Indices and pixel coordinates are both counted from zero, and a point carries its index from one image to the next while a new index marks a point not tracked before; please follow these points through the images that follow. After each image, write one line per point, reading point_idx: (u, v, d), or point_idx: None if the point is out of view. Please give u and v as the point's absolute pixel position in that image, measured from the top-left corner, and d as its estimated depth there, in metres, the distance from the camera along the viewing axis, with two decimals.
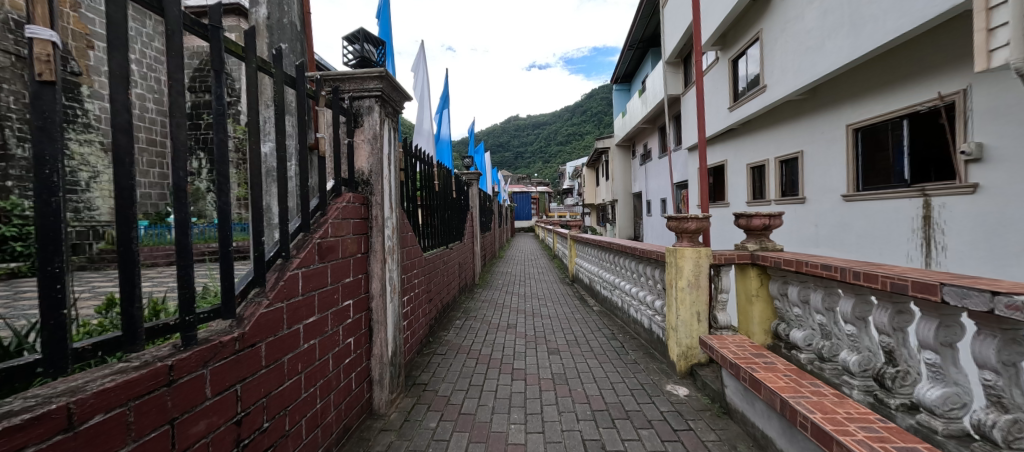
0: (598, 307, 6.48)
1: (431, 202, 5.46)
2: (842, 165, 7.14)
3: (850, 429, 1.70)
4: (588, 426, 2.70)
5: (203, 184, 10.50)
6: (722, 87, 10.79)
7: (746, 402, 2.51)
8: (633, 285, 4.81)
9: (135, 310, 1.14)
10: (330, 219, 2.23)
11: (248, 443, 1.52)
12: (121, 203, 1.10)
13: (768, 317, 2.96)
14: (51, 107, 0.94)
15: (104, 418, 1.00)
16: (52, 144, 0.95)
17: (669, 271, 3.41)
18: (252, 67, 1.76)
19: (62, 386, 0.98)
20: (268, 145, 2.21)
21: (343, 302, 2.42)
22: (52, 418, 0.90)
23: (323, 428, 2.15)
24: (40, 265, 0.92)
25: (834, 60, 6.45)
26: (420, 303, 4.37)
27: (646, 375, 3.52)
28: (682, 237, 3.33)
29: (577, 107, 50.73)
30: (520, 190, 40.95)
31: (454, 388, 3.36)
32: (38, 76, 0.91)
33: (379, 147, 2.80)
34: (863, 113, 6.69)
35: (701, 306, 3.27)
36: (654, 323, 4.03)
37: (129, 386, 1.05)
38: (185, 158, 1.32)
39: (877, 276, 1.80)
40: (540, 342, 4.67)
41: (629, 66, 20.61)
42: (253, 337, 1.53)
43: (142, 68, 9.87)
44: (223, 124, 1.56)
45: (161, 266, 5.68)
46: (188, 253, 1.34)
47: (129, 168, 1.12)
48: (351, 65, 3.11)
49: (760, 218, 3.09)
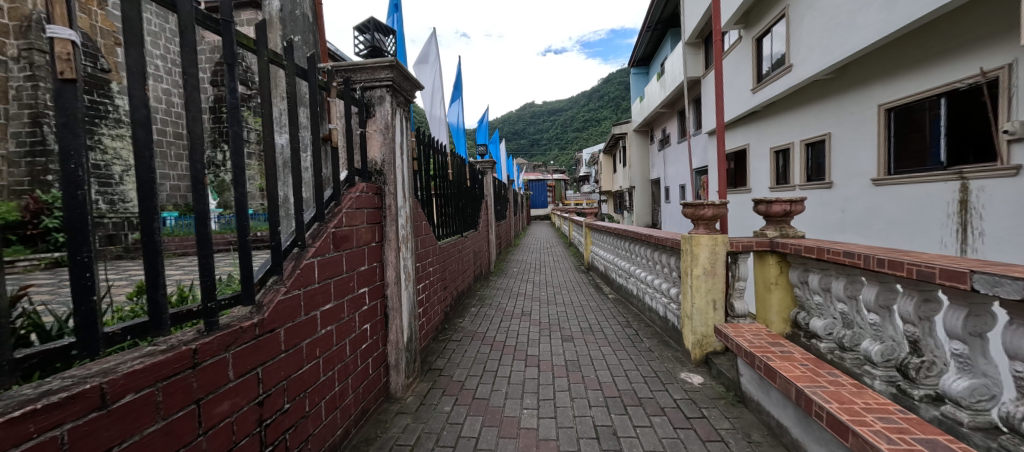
0: (613, 295, 6.48)
1: (445, 192, 5.49)
2: (872, 148, 6.85)
3: (868, 420, 1.67)
4: (600, 412, 2.73)
5: (226, 175, 10.82)
6: (745, 68, 10.41)
7: (761, 391, 2.49)
8: (648, 273, 4.77)
9: (160, 296, 1.20)
10: (344, 209, 2.28)
11: (270, 423, 1.60)
12: (144, 196, 1.16)
13: (787, 305, 2.90)
14: (73, 103, 0.99)
15: (135, 398, 1.07)
16: (76, 139, 0.99)
17: (684, 258, 3.37)
18: (264, 59, 1.77)
19: (96, 367, 1.04)
20: (283, 137, 2.26)
21: (358, 289, 2.48)
22: (87, 396, 0.96)
23: (341, 410, 2.24)
24: (69, 255, 0.98)
25: (866, 37, 6.14)
26: (435, 290, 4.45)
27: (660, 362, 3.52)
28: (699, 224, 3.27)
29: (593, 93, 49.84)
30: (536, 178, 40.77)
31: (468, 373, 3.43)
32: (60, 75, 0.95)
33: (391, 137, 2.83)
34: (895, 92, 6.38)
35: (717, 294, 3.23)
36: (669, 311, 4.01)
37: (156, 369, 1.11)
38: (201, 150, 1.37)
39: (902, 263, 1.74)
40: (554, 329, 4.71)
41: (647, 48, 20.02)
42: (272, 323, 1.60)
43: (167, 63, 10.15)
44: (238, 117, 1.60)
45: (189, 255, 5.93)
46: (209, 243, 1.40)
47: (148, 163, 1.16)
48: (363, 55, 3.12)
49: (780, 204, 2.99)
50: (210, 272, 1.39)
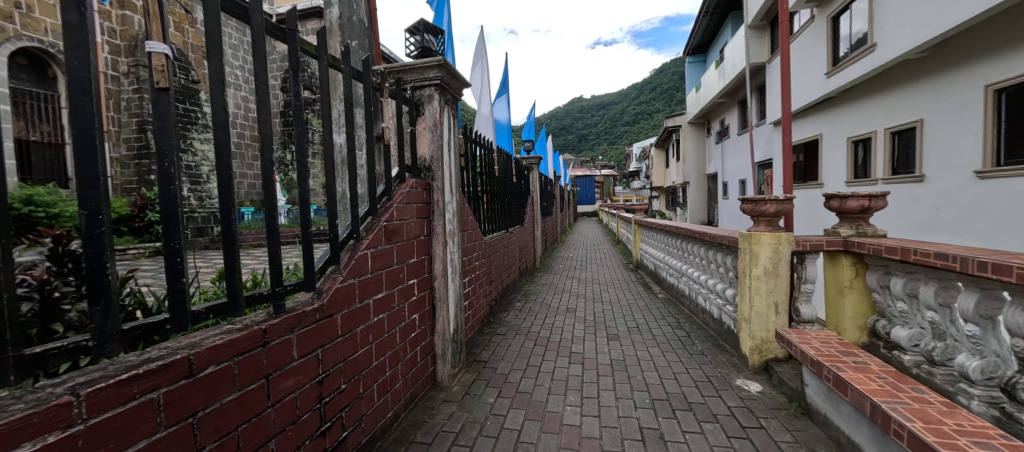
0: (663, 294, 6.23)
1: (491, 188, 5.58)
2: (976, 135, 6.00)
3: (960, 443, 1.49)
4: (646, 414, 2.66)
5: (293, 174, 11.73)
6: (818, 50, 9.51)
7: (830, 404, 2.29)
8: (702, 272, 4.54)
9: (236, 280, 1.33)
10: (395, 203, 2.40)
11: (329, 401, 1.72)
12: (223, 191, 1.29)
13: (864, 312, 2.63)
14: (166, 109, 1.13)
15: (215, 369, 1.19)
16: (169, 141, 1.14)
17: (743, 257, 3.17)
18: (324, 63, 1.90)
19: (184, 341, 1.18)
20: (341, 136, 2.42)
21: (408, 281, 2.60)
22: (177, 365, 1.09)
23: (392, 394, 2.37)
24: (164, 242, 1.12)
25: (971, 7, 5.37)
26: (481, 284, 4.55)
27: (714, 367, 3.35)
28: (759, 220, 3.07)
29: (644, 84, 48.01)
30: (583, 174, 40.11)
31: (512, 367, 3.48)
32: (157, 84, 1.09)
33: (439, 134, 2.92)
34: (1008, 69, 5.53)
35: (780, 297, 3.01)
36: (725, 313, 3.80)
37: (231, 344, 1.23)
38: (271, 150, 1.50)
39: (1011, 268, 1.53)
40: (600, 328, 4.63)
41: (704, 35, 18.93)
42: (330, 309, 1.72)
43: (243, 72, 11.16)
44: (302, 118, 1.73)
45: (262, 247, 6.52)
46: (277, 235, 1.53)
47: (225, 161, 1.30)
48: (413, 56, 3.25)
49: (857, 199, 2.73)
50: (278, 260, 1.53)
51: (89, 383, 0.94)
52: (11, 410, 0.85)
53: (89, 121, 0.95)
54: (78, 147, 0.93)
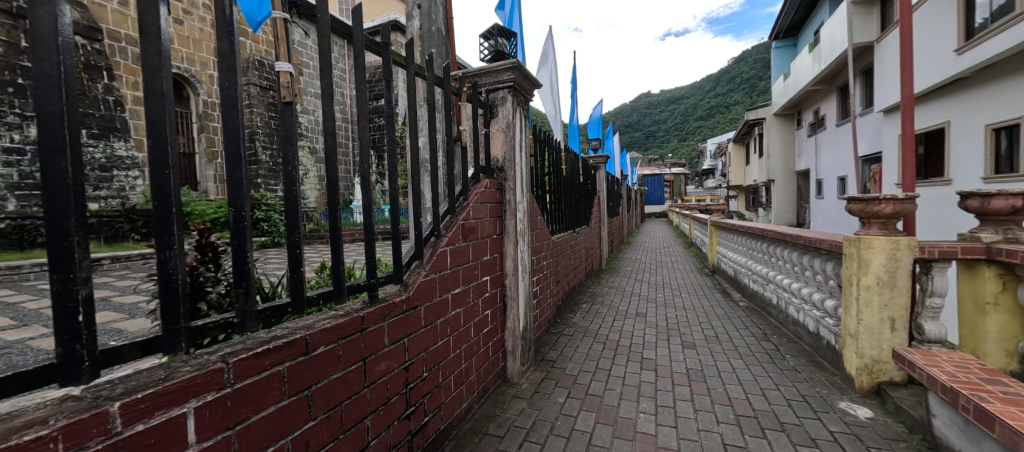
0: (745, 302, 5.76)
1: (559, 187, 5.57)
2: None
3: None
4: (730, 430, 2.48)
5: (374, 176, 12.72)
6: (947, 23, 8.10)
7: (968, 441, 1.94)
8: (794, 280, 4.12)
9: (341, 271, 1.47)
10: (471, 202, 2.49)
11: (413, 386, 1.83)
12: (331, 192, 1.44)
13: (1012, 334, 2.21)
14: (290, 120, 1.29)
15: (326, 350, 1.28)
16: (292, 148, 1.29)
17: (848, 264, 2.82)
18: (411, 72, 2.03)
19: (300, 322, 1.29)
20: (423, 139, 2.56)
21: (482, 277, 2.69)
22: (297, 343, 1.16)
23: (466, 386, 2.47)
24: (287, 236, 1.27)
25: None
26: (549, 284, 4.57)
27: (810, 386, 3.02)
28: (871, 223, 2.70)
29: (722, 75, 44.62)
30: (652, 173, 38.36)
31: (581, 368, 3.44)
32: (283, 98, 1.25)
33: (512, 135, 2.99)
34: None
35: (897, 311, 2.62)
36: (824, 327, 3.40)
37: (337, 328, 1.33)
38: (368, 154, 1.64)
39: None
40: (673, 334, 4.41)
41: (795, 17, 17.10)
42: (415, 300, 1.84)
43: (332, 84, 12.35)
44: (393, 125, 1.87)
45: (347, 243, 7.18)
46: (373, 231, 1.68)
47: (333, 164, 1.44)
48: (487, 60, 3.36)
49: (1005, 198, 2.30)
50: (373, 255, 1.67)
51: (234, 353, 0.99)
52: (176, 371, 0.88)
53: (234, 131, 1.11)
54: (225, 155, 1.09)
